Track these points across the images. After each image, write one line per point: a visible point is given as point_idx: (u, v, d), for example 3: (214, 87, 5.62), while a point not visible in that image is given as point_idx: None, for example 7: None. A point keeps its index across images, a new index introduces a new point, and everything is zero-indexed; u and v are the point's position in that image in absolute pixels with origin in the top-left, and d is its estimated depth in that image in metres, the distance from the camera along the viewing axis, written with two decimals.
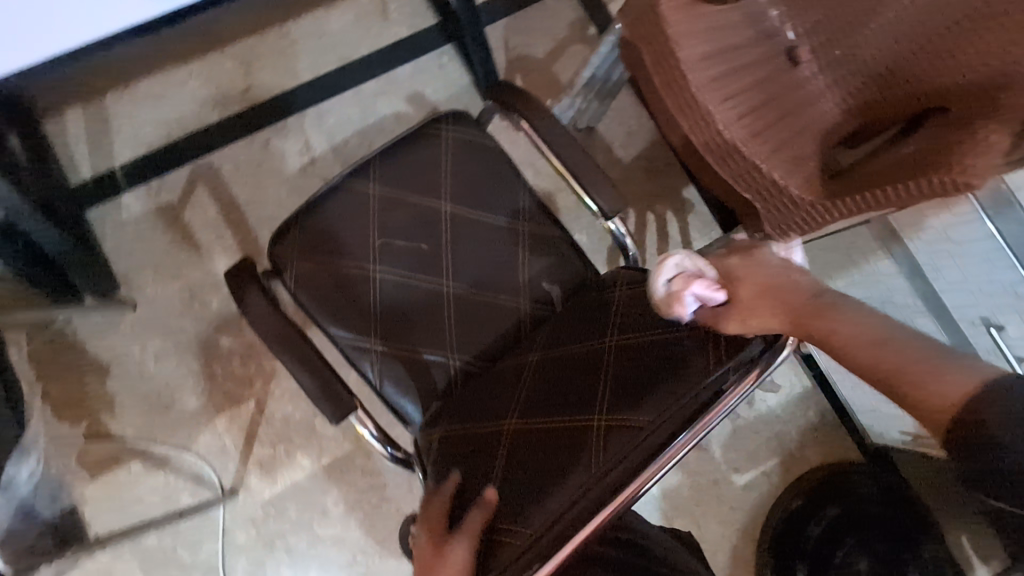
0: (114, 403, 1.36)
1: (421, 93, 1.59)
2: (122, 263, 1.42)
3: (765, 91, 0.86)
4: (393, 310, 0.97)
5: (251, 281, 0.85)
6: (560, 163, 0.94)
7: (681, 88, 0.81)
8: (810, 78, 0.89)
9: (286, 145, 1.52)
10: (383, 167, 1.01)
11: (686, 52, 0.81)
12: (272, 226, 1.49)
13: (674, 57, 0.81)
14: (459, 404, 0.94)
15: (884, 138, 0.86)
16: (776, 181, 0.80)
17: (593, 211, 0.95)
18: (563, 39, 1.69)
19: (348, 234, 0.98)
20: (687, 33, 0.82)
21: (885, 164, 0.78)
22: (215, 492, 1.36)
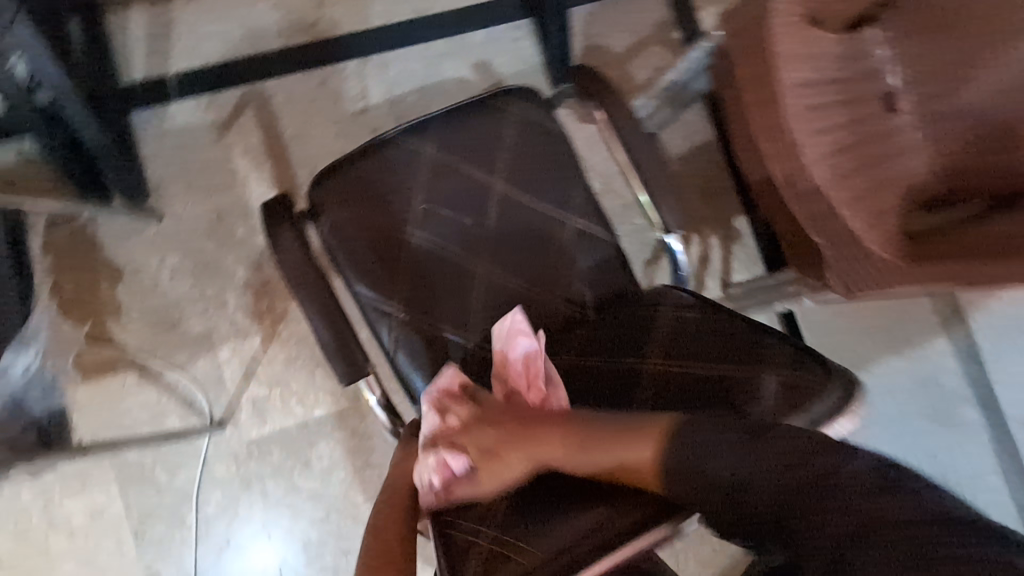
0: (122, 310, 1.34)
1: (489, 62, 1.53)
2: (156, 172, 1.39)
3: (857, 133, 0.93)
4: (423, 279, 0.93)
5: (285, 216, 0.81)
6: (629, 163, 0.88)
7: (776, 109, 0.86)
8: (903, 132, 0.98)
9: (343, 87, 1.47)
10: (442, 129, 0.96)
11: (789, 74, 0.86)
12: (313, 166, 1.45)
13: (774, 76, 0.86)
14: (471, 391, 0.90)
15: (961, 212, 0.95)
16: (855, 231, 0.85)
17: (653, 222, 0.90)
18: (645, 37, 1.61)
19: (392, 191, 0.94)
20: (794, 57, 0.86)
21: (972, 234, 0.86)
22: (203, 420, 1.34)
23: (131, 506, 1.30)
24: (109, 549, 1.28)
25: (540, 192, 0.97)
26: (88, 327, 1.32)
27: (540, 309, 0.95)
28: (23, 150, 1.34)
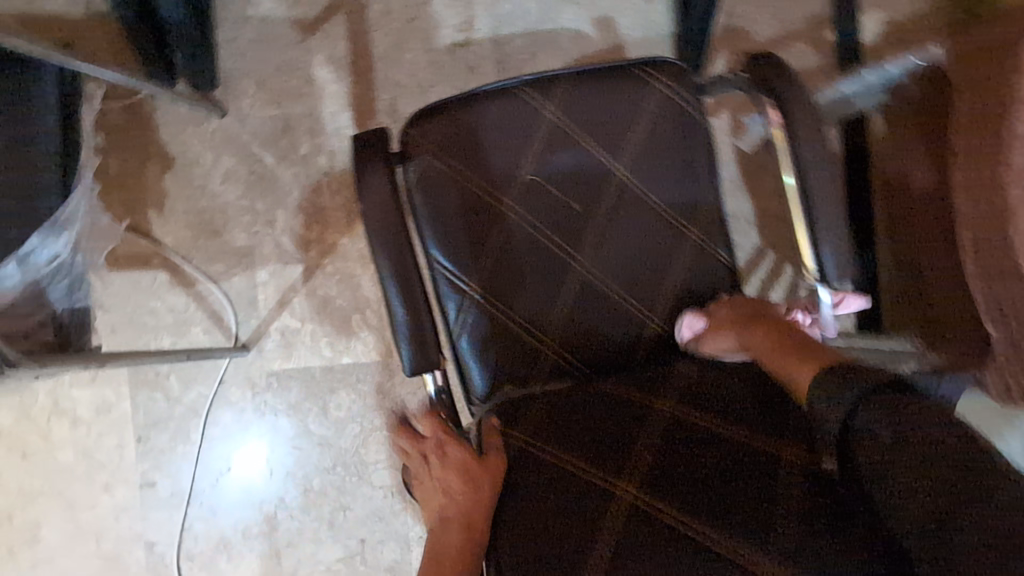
0: (165, 203, 1.24)
1: (614, 19, 1.34)
2: (228, 62, 1.25)
3: None
4: (511, 261, 0.80)
5: (378, 156, 0.68)
6: (799, 185, 0.70)
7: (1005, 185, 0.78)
8: None
9: (446, 12, 1.30)
10: (570, 90, 0.81)
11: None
12: (396, 93, 1.29)
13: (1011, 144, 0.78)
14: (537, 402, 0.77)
15: None
16: None
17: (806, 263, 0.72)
18: (794, 29, 1.39)
19: (498, 152, 0.80)
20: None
21: None
22: (227, 340, 1.25)
23: (139, 409, 1.24)
24: (111, 446, 1.24)
25: (664, 191, 0.82)
26: (128, 214, 1.23)
27: (633, 325, 0.82)
28: (93, 5, 1.21)
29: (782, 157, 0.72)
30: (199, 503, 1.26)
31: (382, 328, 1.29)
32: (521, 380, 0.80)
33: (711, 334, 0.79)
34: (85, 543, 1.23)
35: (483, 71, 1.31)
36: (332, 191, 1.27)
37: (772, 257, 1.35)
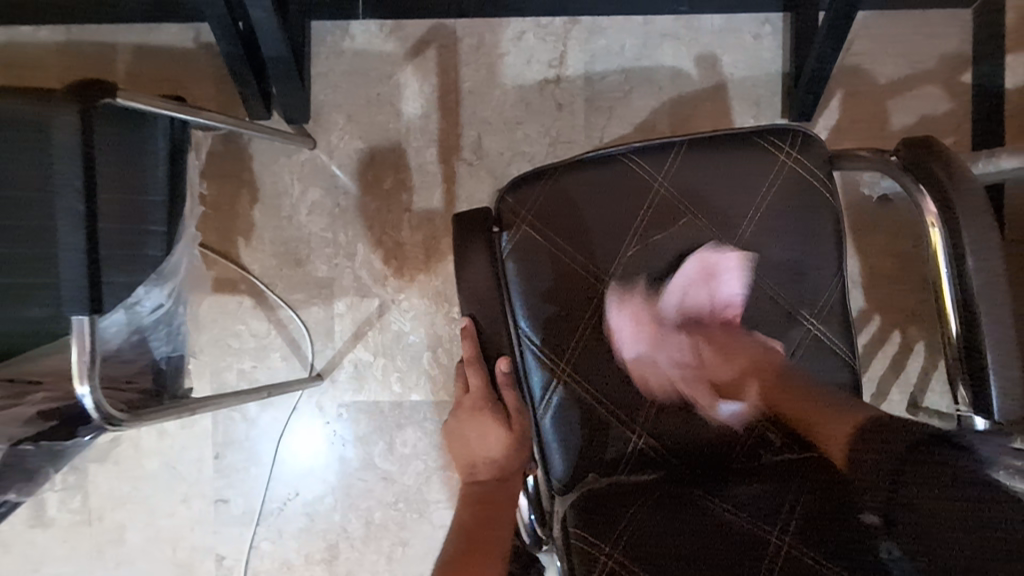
0: (254, 231, 1.27)
1: (717, 57, 1.25)
2: (320, 95, 1.26)
3: None
4: (604, 339, 0.75)
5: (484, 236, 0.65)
6: (957, 296, 0.64)
7: None
8: None
9: (538, 46, 1.26)
10: (686, 161, 0.75)
11: None
12: (482, 129, 1.26)
13: None
14: (629, 490, 0.71)
15: None
16: None
17: (965, 381, 0.64)
18: (924, 69, 1.24)
19: (599, 224, 0.75)
20: None
21: None
22: (303, 368, 1.27)
23: (219, 426, 1.28)
24: (191, 459, 1.28)
25: (777, 274, 0.76)
26: (219, 239, 1.26)
27: (734, 419, 0.75)
28: (201, 37, 1.27)
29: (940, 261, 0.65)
30: (267, 524, 1.28)
31: (450, 366, 1.27)
32: (605, 468, 0.75)
33: (580, 367, 0.75)
34: (163, 550, 1.28)
35: (573, 110, 1.26)
36: (411, 227, 1.26)
37: (877, 322, 1.21)
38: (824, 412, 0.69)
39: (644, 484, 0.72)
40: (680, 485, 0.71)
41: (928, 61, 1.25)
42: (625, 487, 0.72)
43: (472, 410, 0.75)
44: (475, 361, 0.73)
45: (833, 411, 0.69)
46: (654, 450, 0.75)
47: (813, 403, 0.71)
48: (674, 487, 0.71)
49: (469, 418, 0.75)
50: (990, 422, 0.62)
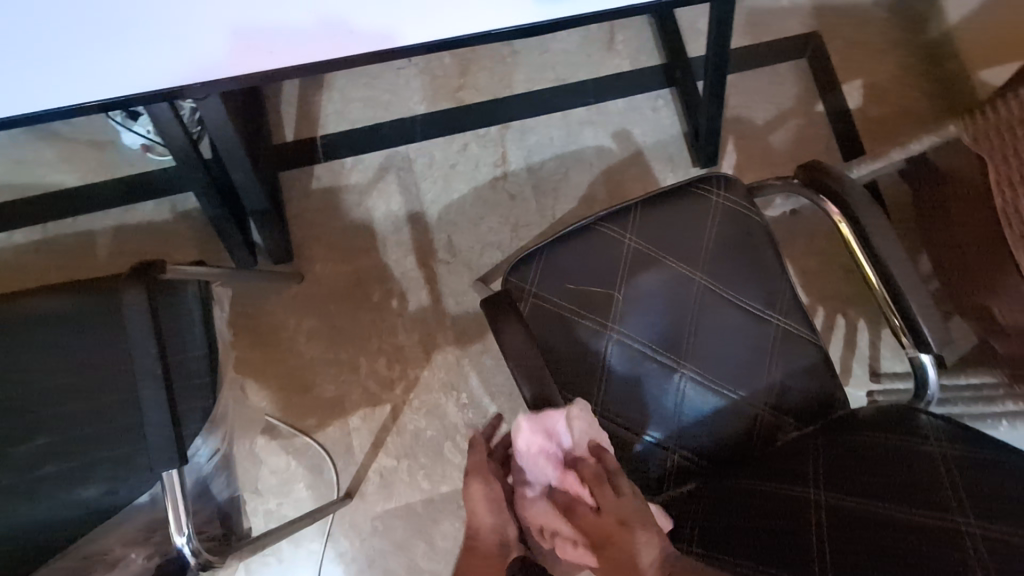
0: (258, 371, 1.32)
1: (629, 131, 1.51)
2: (299, 234, 1.39)
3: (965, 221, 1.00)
4: (622, 379, 0.87)
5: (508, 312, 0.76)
6: (878, 272, 0.82)
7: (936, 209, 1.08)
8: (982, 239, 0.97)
9: (482, 152, 1.47)
10: (645, 217, 0.90)
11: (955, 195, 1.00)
12: (451, 230, 1.42)
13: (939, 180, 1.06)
14: (686, 503, 0.82)
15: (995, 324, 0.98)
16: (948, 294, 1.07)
17: (906, 333, 0.81)
18: (787, 109, 1.56)
19: (592, 285, 0.88)
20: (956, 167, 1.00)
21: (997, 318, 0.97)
22: (330, 491, 1.29)
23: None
24: None
25: (742, 290, 0.91)
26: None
27: (746, 416, 0.88)
28: (176, 207, 1.37)
29: (855, 248, 0.84)
30: None
31: None
32: (655, 487, 0.86)
33: (612, 409, 0.86)
34: None
35: (523, 197, 1.45)
36: (407, 329, 1.36)
37: (823, 312, 1.41)
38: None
39: (694, 493, 0.83)
40: (726, 487, 0.82)
41: (788, 101, 1.56)
42: (679, 501, 0.83)
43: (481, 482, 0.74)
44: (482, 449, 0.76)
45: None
46: (690, 459, 0.87)
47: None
48: (721, 490, 0.82)
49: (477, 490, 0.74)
50: (932, 356, 0.80)
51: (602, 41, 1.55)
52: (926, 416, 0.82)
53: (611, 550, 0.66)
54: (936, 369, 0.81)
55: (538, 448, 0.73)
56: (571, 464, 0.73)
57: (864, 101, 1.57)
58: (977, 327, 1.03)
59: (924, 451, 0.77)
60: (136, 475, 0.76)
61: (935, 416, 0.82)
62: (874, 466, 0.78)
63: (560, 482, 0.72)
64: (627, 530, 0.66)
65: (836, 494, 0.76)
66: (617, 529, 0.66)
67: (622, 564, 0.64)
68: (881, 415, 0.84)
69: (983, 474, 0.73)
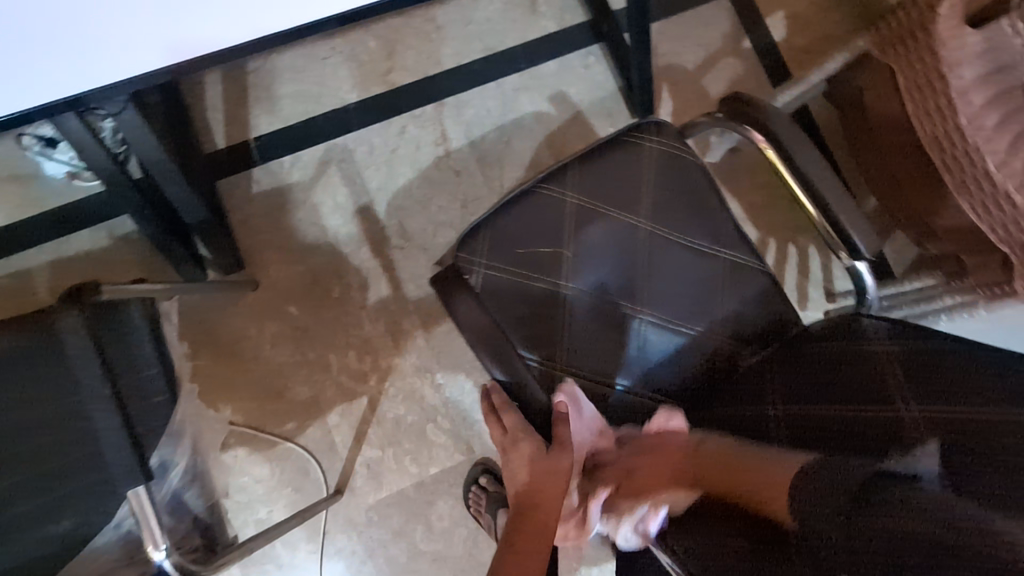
0: (227, 383, 1.31)
1: (566, 92, 1.51)
2: (247, 239, 1.36)
3: (889, 140, 1.02)
4: (582, 334, 0.88)
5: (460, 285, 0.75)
6: (810, 196, 0.83)
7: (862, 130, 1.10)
8: (907, 157, 0.99)
9: (421, 133, 1.45)
10: (582, 172, 0.91)
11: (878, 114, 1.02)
12: (402, 216, 1.41)
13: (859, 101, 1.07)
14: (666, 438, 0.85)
15: (937, 234, 1.02)
16: (890, 208, 1.10)
17: (842, 249, 0.83)
18: (715, 50, 1.57)
19: (539, 247, 0.88)
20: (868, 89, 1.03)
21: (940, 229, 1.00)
22: (320, 490, 1.29)
23: None
24: None
25: (686, 229, 0.92)
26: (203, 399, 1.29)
27: (705, 351, 0.90)
28: (114, 231, 1.32)
29: (787, 175, 0.85)
30: None
31: (455, 429, 1.34)
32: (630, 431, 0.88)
33: (578, 365, 0.87)
34: None
35: (469, 172, 1.44)
36: (372, 319, 1.36)
37: (775, 243, 1.45)
38: (748, 471, 0.71)
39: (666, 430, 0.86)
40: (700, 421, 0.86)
41: (715, 43, 1.58)
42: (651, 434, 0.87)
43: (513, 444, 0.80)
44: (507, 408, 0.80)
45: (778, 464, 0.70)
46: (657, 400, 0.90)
47: (738, 469, 0.73)
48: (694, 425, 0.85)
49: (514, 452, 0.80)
50: (868, 265, 0.83)
51: (525, 4, 1.53)
52: (870, 320, 0.86)
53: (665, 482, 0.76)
54: (874, 278, 0.84)
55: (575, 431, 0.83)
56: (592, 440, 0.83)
57: (789, 32, 1.60)
58: (915, 234, 1.07)
59: (869, 353, 0.83)
60: (103, 505, 0.74)
61: (880, 320, 0.86)
62: (826, 377, 0.83)
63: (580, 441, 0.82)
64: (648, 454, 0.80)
65: (791, 405, 0.82)
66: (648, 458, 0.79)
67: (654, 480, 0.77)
68: (832, 327, 0.88)
69: (925, 363, 0.81)
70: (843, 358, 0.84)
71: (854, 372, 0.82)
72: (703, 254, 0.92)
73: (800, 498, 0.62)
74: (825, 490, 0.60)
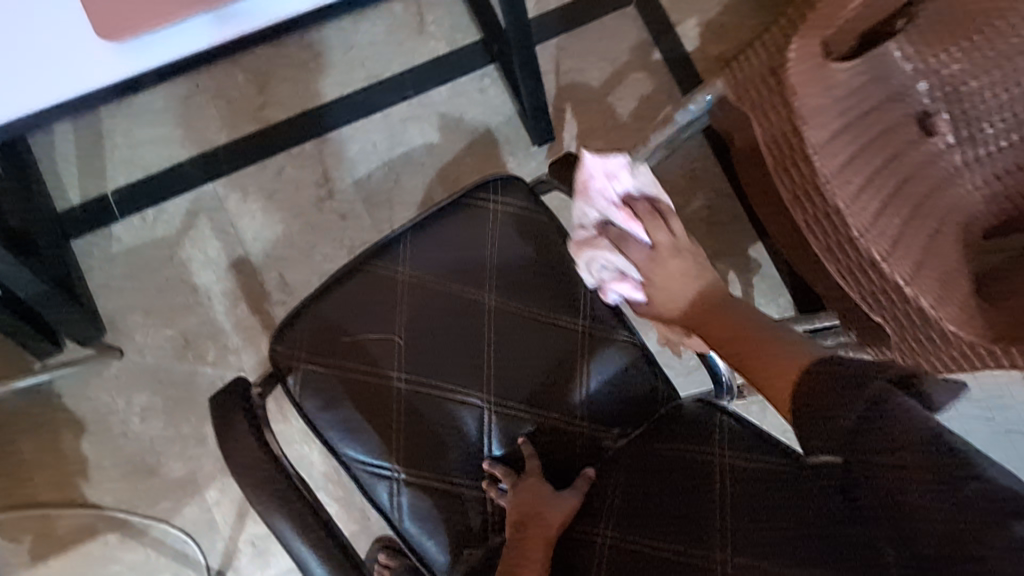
0: (92, 463, 1.20)
1: (459, 120, 1.39)
2: (109, 303, 1.24)
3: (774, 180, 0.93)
4: (419, 426, 0.79)
5: (240, 415, 0.67)
6: None
7: (753, 165, 1.00)
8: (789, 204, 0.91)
9: (300, 174, 1.33)
10: (416, 245, 0.82)
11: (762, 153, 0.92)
12: (282, 266, 1.30)
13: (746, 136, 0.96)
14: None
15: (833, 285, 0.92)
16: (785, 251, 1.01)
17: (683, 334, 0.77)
18: (622, 64, 1.46)
19: (367, 333, 0.79)
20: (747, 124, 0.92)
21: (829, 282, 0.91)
22: (200, 573, 1.20)
23: None
24: None
25: (540, 300, 0.83)
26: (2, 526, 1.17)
27: (559, 435, 0.82)
28: None
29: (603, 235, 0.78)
30: None
31: (347, 496, 1.25)
32: (478, 538, 0.79)
33: (413, 466, 0.78)
34: None
35: (356, 215, 1.33)
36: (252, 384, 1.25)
37: None
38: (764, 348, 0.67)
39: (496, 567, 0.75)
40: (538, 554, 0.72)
41: (623, 56, 1.46)
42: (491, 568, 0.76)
43: (531, 527, 0.73)
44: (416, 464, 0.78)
45: (760, 349, 0.67)
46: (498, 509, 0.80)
47: (757, 340, 0.68)
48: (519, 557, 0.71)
49: (531, 532, 0.73)
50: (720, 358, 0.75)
51: (412, 24, 1.40)
52: (724, 418, 0.79)
53: (699, 315, 0.72)
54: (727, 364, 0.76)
55: (599, 191, 0.75)
56: (626, 207, 0.74)
57: (701, 40, 1.49)
58: (815, 279, 0.98)
59: (705, 460, 0.75)
60: None
61: (731, 416, 0.78)
62: (667, 487, 0.75)
63: (616, 231, 0.75)
64: (679, 257, 0.72)
65: (626, 528, 0.73)
66: (671, 266, 0.71)
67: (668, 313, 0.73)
68: (686, 415, 0.80)
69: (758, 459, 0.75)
70: (681, 465, 0.76)
71: (689, 481, 0.74)
72: (556, 325, 0.83)
73: (804, 398, 0.59)
74: (822, 405, 0.57)
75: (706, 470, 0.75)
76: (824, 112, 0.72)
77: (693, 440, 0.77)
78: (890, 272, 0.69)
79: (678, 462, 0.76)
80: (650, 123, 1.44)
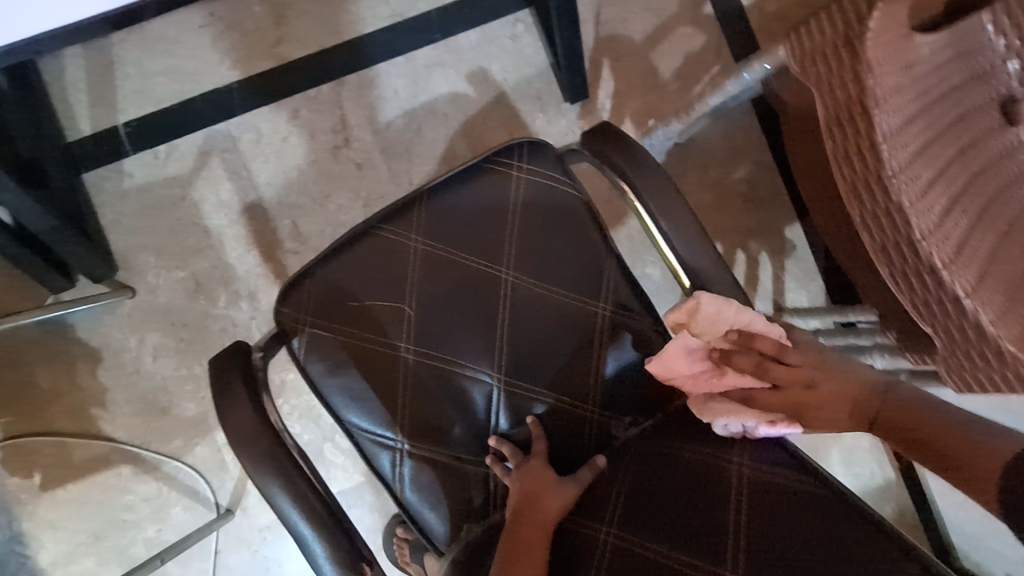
0: (106, 397, 1.22)
1: (487, 70, 1.30)
2: (120, 241, 1.22)
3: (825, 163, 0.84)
4: (424, 398, 0.76)
5: (241, 379, 0.65)
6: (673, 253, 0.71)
7: (803, 143, 0.91)
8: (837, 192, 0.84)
9: (317, 118, 1.26)
10: (431, 211, 0.78)
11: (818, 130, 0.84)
12: (295, 215, 1.25)
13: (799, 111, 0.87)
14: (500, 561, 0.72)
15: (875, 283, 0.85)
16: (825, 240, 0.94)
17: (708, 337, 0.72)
18: (669, 16, 1.34)
19: (374, 299, 0.76)
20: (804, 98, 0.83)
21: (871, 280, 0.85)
22: (210, 510, 1.24)
23: None
24: None
25: (560, 275, 0.79)
26: (19, 453, 1.20)
27: (569, 419, 0.79)
28: None
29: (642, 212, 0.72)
30: None
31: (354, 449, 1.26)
32: (478, 515, 0.78)
33: (416, 439, 0.76)
34: None
35: (373, 165, 1.27)
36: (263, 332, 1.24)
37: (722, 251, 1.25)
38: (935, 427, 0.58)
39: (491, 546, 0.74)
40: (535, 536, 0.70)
41: (671, 7, 1.34)
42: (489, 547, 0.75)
43: (530, 508, 0.72)
44: (422, 437, 0.76)
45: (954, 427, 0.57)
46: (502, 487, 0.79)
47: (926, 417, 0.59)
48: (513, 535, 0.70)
49: (529, 511, 0.71)
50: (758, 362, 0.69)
51: None
52: None
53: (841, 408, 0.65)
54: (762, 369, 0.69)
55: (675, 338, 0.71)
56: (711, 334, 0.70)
57: None
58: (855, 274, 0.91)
59: (723, 465, 0.73)
60: None
61: None
62: (677, 488, 0.72)
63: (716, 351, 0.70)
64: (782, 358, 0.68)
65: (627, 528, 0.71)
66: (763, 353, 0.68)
67: (831, 417, 0.65)
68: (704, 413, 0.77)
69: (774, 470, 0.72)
70: (699, 468, 0.73)
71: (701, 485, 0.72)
72: (575, 305, 0.78)
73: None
74: None
75: (719, 473, 0.73)
76: (900, 94, 0.67)
77: (711, 443, 0.75)
78: (951, 282, 0.64)
79: (691, 465, 0.74)
80: (694, 85, 1.33)
